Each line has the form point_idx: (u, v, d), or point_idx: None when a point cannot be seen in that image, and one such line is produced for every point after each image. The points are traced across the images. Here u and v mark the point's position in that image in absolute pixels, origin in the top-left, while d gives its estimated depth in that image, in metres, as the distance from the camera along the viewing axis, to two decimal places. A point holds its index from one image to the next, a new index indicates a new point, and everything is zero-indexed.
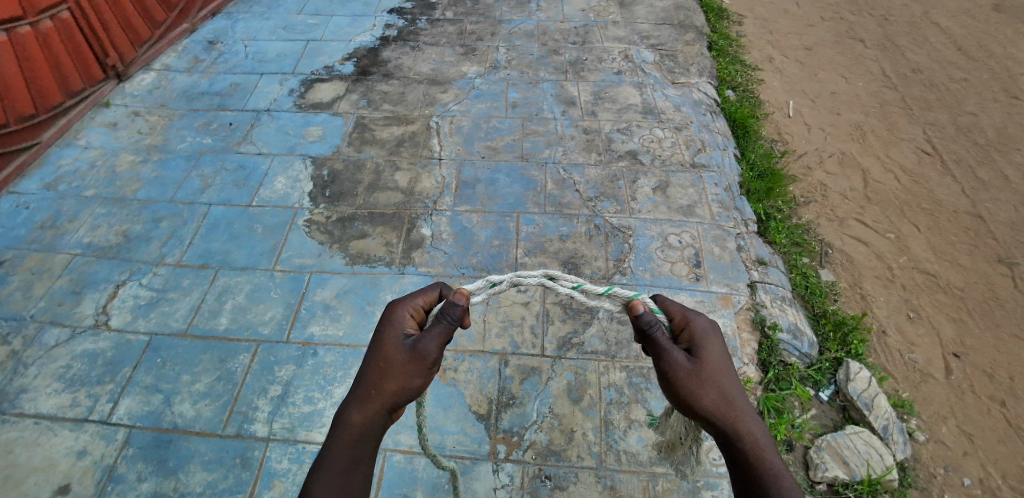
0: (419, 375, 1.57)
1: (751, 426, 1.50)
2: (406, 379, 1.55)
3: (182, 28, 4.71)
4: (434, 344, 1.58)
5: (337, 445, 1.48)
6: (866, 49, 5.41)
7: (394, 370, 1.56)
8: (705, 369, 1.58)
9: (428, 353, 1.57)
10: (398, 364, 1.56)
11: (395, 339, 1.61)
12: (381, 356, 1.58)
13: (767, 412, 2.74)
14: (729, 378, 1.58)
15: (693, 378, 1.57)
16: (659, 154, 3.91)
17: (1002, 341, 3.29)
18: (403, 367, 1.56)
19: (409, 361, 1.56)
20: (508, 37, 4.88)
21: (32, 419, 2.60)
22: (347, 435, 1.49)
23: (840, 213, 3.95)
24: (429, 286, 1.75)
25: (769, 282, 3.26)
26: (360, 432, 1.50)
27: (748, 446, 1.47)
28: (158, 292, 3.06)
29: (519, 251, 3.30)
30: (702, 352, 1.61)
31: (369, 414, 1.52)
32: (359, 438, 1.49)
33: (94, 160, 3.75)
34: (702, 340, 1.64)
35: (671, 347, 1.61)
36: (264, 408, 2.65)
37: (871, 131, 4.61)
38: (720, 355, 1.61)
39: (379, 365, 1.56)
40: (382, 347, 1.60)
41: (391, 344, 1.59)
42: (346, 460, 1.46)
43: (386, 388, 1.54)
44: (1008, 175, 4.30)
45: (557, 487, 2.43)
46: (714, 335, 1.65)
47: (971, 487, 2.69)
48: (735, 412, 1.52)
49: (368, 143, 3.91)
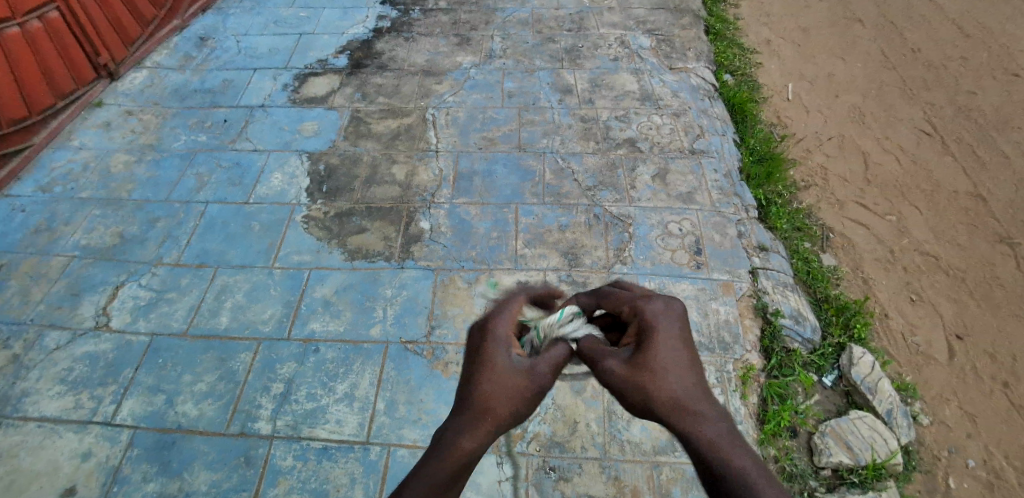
0: (532, 399, 1.31)
1: (728, 446, 1.12)
2: (516, 400, 1.28)
3: (172, 25, 4.65)
4: (547, 369, 1.34)
5: (440, 471, 1.17)
6: (863, 30, 5.36)
7: (503, 391, 1.29)
8: (650, 374, 1.25)
9: (545, 385, 1.32)
10: (506, 380, 1.30)
11: (502, 356, 1.35)
12: (488, 379, 1.31)
13: (771, 399, 2.73)
14: (694, 392, 1.24)
15: (644, 385, 1.24)
16: (657, 141, 3.88)
17: (1005, 321, 3.28)
18: (517, 391, 1.29)
19: (525, 387, 1.30)
20: (502, 26, 4.83)
21: (35, 424, 2.60)
22: (468, 464, 1.21)
23: (841, 196, 3.93)
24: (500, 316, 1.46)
25: (770, 269, 3.24)
26: (463, 460, 1.20)
27: (693, 433, 1.16)
28: (156, 293, 3.05)
29: (518, 243, 3.28)
30: (650, 337, 1.31)
31: (479, 434, 1.23)
32: (465, 464, 1.20)
33: (88, 161, 3.72)
34: (659, 325, 1.33)
35: (651, 315, 1.34)
36: (267, 406, 2.64)
37: (871, 113, 4.57)
38: (681, 356, 1.30)
39: (485, 381, 1.31)
40: (490, 362, 1.34)
41: (500, 361, 1.34)
42: (444, 481, 1.17)
43: (501, 412, 1.26)
44: (1009, 154, 4.27)
45: (561, 478, 2.43)
46: (661, 328, 1.32)
47: (974, 468, 2.69)
48: (707, 435, 1.15)
49: (364, 137, 3.88)
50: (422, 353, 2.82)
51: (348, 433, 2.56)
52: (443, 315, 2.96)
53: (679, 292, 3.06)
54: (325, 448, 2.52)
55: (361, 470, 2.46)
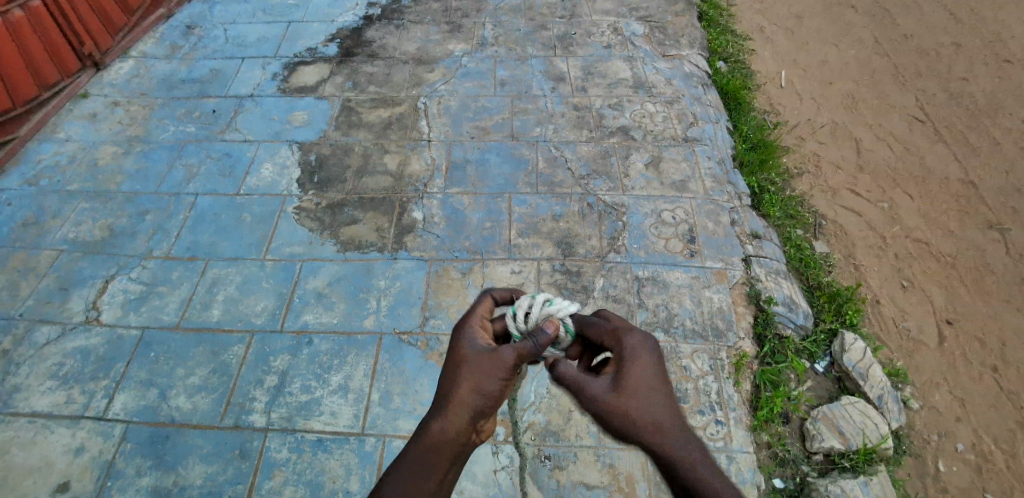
0: (499, 378, 1.37)
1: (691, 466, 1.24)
2: (480, 381, 1.36)
3: (158, 14, 4.57)
4: (510, 349, 1.39)
5: (412, 453, 1.28)
6: (856, 16, 5.34)
7: (465, 373, 1.37)
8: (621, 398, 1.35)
9: (509, 362, 1.38)
10: (469, 364, 1.39)
11: (468, 344, 1.43)
12: (454, 366, 1.39)
13: (764, 386, 2.74)
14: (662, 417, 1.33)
15: (617, 404, 1.34)
16: (651, 129, 3.87)
17: (994, 307, 3.30)
18: (479, 373, 1.37)
19: (487, 367, 1.37)
20: (494, 13, 4.78)
21: (26, 419, 2.58)
22: (432, 444, 1.30)
23: (833, 183, 3.93)
24: (471, 310, 1.53)
25: (764, 256, 3.25)
26: (432, 441, 1.30)
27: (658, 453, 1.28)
28: (147, 287, 3.03)
29: (512, 232, 3.27)
30: (626, 371, 1.39)
31: (444, 416, 1.33)
32: (435, 444, 1.30)
33: (75, 154, 3.67)
34: (635, 356, 1.41)
35: (631, 349, 1.42)
36: (261, 399, 2.64)
37: (863, 100, 4.57)
38: (655, 380, 1.39)
39: (450, 369, 1.40)
40: (456, 352, 1.43)
41: (465, 348, 1.42)
42: (418, 459, 1.27)
43: (463, 394, 1.35)
44: (1000, 140, 4.29)
45: (556, 467, 2.44)
46: (639, 358, 1.41)
47: (963, 452, 2.73)
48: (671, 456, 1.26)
49: (355, 127, 3.84)
50: (416, 344, 2.81)
51: (342, 425, 2.56)
52: (437, 306, 2.95)
53: (672, 281, 3.07)
54: (320, 440, 2.52)
55: (356, 461, 2.46)
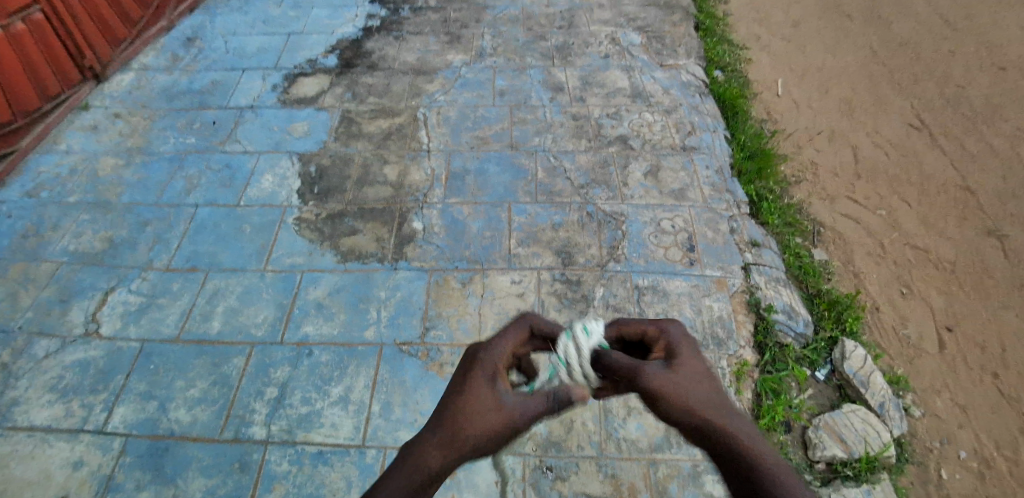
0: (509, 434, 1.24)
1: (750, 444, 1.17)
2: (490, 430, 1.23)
3: (159, 26, 4.60)
4: (531, 406, 1.26)
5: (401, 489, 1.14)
6: (852, 24, 5.39)
7: (477, 416, 1.23)
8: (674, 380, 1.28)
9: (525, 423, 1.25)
10: (484, 407, 1.24)
11: (486, 382, 1.29)
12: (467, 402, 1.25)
13: (765, 394, 2.74)
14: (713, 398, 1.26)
15: (672, 384, 1.27)
16: (649, 138, 3.89)
17: (994, 312, 3.31)
18: (492, 422, 1.23)
19: (503, 419, 1.23)
20: (493, 24, 4.82)
21: (25, 432, 2.57)
22: (414, 468, 1.17)
23: (831, 191, 3.95)
24: (496, 343, 1.38)
25: (763, 264, 3.26)
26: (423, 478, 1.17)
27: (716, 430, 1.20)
28: (147, 298, 3.02)
29: (512, 241, 3.27)
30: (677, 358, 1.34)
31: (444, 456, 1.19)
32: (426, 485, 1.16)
33: (75, 165, 3.68)
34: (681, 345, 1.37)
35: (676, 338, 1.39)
36: (261, 411, 2.63)
37: (860, 107, 4.59)
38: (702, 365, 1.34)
39: (462, 403, 1.25)
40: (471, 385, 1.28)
41: (482, 386, 1.28)
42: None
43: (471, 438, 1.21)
44: (997, 146, 4.30)
45: (558, 477, 2.43)
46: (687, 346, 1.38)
47: (966, 460, 2.72)
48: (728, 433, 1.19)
49: (355, 137, 3.86)
50: (417, 354, 2.81)
51: (342, 437, 2.55)
52: (437, 315, 2.95)
53: (672, 289, 3.07)
54: (320, 452, 2.51)
55: (357, 474, 2.45)
